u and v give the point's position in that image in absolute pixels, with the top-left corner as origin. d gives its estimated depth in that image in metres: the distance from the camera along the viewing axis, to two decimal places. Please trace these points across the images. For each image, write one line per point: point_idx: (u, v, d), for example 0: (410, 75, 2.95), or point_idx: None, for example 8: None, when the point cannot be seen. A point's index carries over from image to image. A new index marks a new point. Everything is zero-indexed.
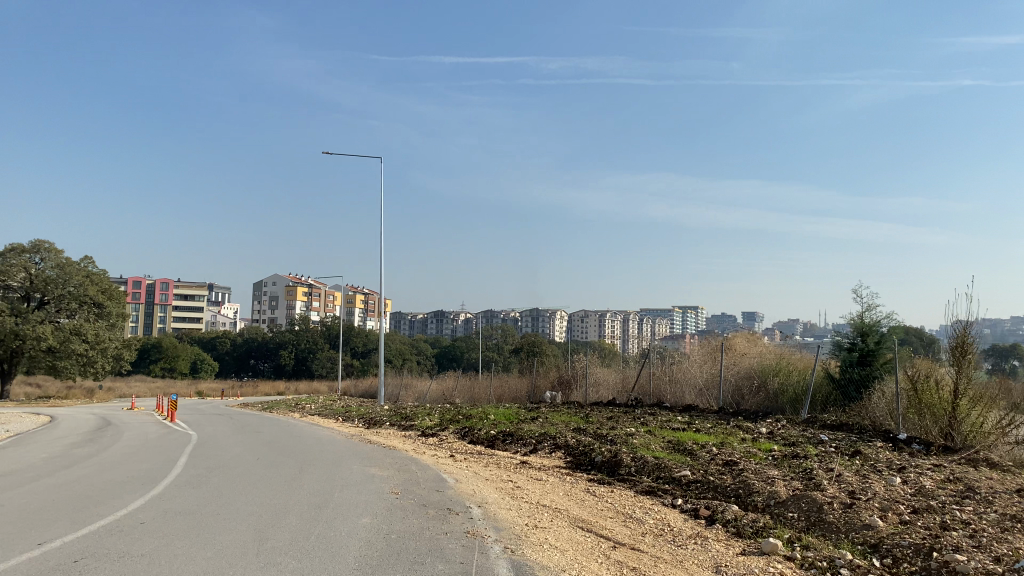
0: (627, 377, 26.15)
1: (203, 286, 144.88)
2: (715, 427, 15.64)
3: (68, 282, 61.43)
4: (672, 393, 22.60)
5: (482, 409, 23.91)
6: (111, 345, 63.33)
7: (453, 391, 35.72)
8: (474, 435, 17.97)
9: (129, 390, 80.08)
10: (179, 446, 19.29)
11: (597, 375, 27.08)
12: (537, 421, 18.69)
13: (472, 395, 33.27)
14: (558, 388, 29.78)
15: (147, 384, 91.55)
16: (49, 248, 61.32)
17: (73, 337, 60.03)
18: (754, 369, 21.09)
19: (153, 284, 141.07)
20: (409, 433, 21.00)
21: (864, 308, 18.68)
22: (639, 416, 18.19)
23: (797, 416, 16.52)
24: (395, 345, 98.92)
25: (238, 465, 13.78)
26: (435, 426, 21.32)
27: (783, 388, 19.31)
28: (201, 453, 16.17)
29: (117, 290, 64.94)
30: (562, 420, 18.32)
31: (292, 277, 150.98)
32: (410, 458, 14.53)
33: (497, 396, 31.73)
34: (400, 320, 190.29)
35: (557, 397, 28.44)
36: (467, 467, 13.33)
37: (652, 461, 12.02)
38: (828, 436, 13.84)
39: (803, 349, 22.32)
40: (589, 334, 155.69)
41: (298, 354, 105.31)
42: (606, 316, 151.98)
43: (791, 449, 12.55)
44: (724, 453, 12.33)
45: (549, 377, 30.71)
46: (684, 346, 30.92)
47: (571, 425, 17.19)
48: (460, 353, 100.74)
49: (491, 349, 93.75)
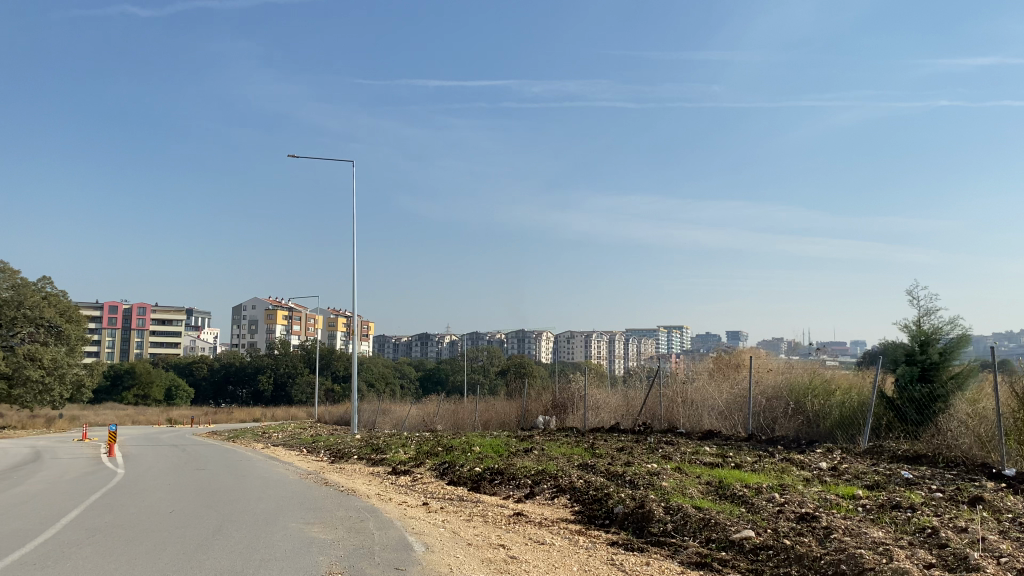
0: (631, 399, 22.85)
1: (181, 310, 140.56)
2: (759, 461, 12.35)
3: (22, 304, 57.33)
4: (686, 417, 19.41)
5: (464, 438, 20.56)
6: (70, 372, 59.33)
7: (435, 417, 32.22)
8: (455, 474, 14.64)
9: (95, 419, 75.71)
10: (98, 486, 15.92)
11: (596, 397, 23.74)
12: (531, 454, 15.39)
13: (455, 421, 29.91)
14: (551, 413, 26.48)
15: (116, 412, 87.11)
16: (4, 268, 57.53)
17: (27, 363, 55.99)
18: (785, 388, 17.92)
19: (130, 309, 136.74)
20: (378, 469, 17.64)
21: (920, 312, 15.49)
22: (656, 447, 14.98)
23: (856, 445, 13.41)
24: (377, 369, 95.20)
25: (134, 523, 10.27)
26: (409, 460, 17.96)
27: (826, 412, 16.13)
28: (110, 501, 12.80)
29: (77, 312, 61.00)
30: (562, 452, 15.05)
31: (274, 300, 147.00)
32: (370, 509, 11.16)
33: (483, 422, 28.27)
34: (384, 344, 186.76)
35: (550, 423, 25.16)
36: (442, 523, 9.92)
37: (696, 516, 8.75)
38: (913, 473, 10.63)
39: (840, 366, 19.13)
40: (576, 355, 152.57)
41: (277, 379, 101.60)
42: (592, 337, 148.90)
43: (880, 493, 9.26)
44: (791, 501, 9.04)
45: (541, 401, 27.29)
46: (688, 364, 27.71)
47: (573, 459, 13.87)
48: (445, 377, 97.19)
49: (476, 370, 90.35)
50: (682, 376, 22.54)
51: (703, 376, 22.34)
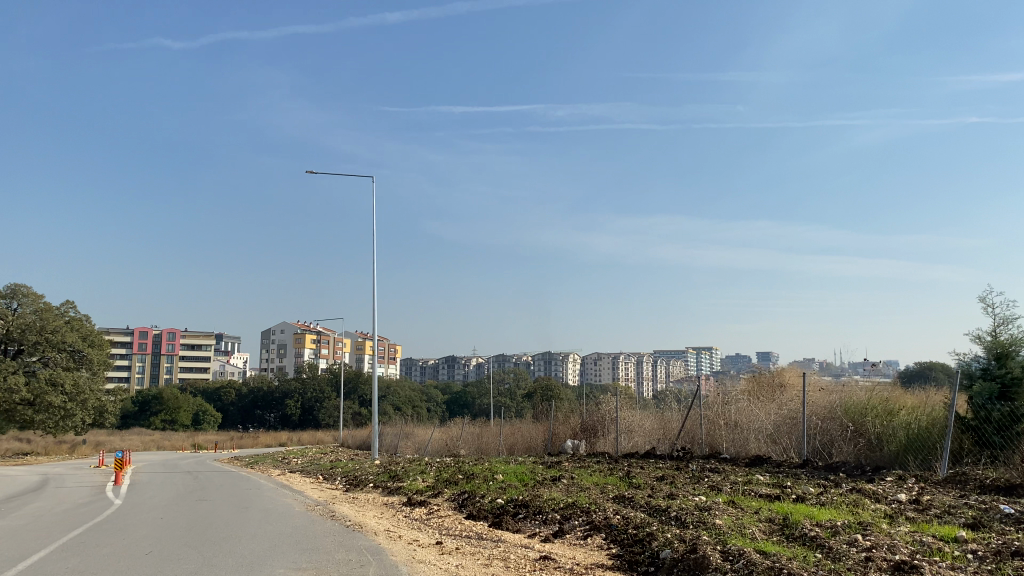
0: (667, 421, 21.18)
1: (209, 335, 140.64)
2: (824, 492, 10.66)
3: (44, 328, 56.78)
4: (731, 441, 17.73)
5: (487, 466, 19.03)
6: (92, 397, 58.64)
7: (457, 442, 30.65)
8: (476, 507, 13.10)
9: (120, 445, 74.91)
10: (86, 519, 14.60)
11: (629, 420, 22.07)
12: (560, 483, 13.83)
13: (479, 446, 28.32)
14: (580, 437, 24.83)
15: (142, 437, 86.33)
16: (27, 292, 57.15)
17: (48, 389, 55.30)
18: (841, 407, 16.25)
19: (160, 334, 136.94)
20: (392, 500, 16.18)
21: (996, 322, 13.74)
22: (701, 476, 13.34)
23: (934, 474, 11.70)
24: (404, 392, 93.74)
25: (97, 570, 8.86)
26: (427, 490, 16.47)
27: (891, 435, 14.41)
28: (87, 539, 11.44)
29: (100, 336, 60.41)
30: (594, 482, 13.48)
31: (301, 325, 146.67)
32: (375, 550, 9.69)
33: (508, 447, 26.66)
34: (411, 367, 185.81)
35: (580, 447, 23.55)
36: (455, 570, 8.39)
37: (763, 563, 7.16)
38: (1015, 509, 8.89)
39: (899, 384, 17.35)
40: (603, 377, 150.48)
41: (304, 404, 100.70)
42: (620, 359, 146.50)
43: (990, 535, 7.57)
44: (880, 544, 7.40)
45: (569, 424, 25.62)
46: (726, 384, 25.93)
47: (608, 490, 12.27)
48: (472, 400, 95.55)
49: (503, 393, 88.62)
50: (721, 395, 20.91)
51: (746, 397, 20.60)
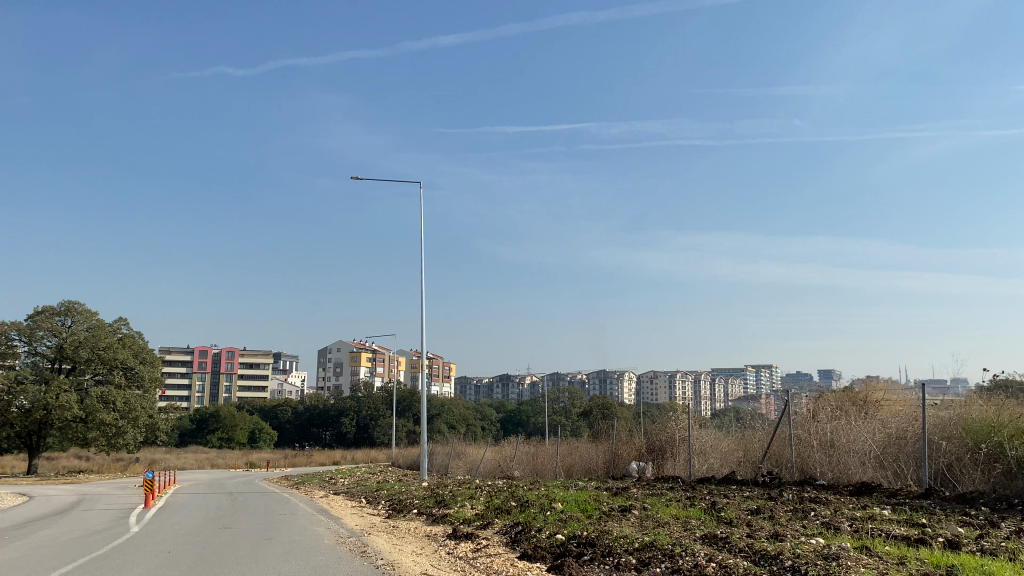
0: (747, 442, 18.73)
1: (267, 354, 141.39)
2: (983, 536, 8.26)
3: (96, 345, 56.45)
4: (830, 467, 15.25)
5: (543, 492, 16.88)
6: (143, 416, 57.97)
7: (511, 462, 28.58)
8: (532, 544, 10.93)
9: (176, 463, 74.49)
10: (83, 556, 12.75)
11: (702, 440, 19.69)
12: (630, 516, 11.57)
13: (533, 467, 26.18)
14: (646, 459, 22.49)
15: (198, 455, 86.05)
16: (81, 309, 57.06)
17: (100, 406, 54.83)
18: (962, 427, 13.77)
19: (219, 352, 138.12)
20: (435, 532, 14.10)
21: None
22: (805, 510, 10.98)
23: None
24: (458, 410, 92.14)
25: None
26: (475, 520, 14.36)
27: None
28: None
29: (152, 353, 59.88)
30: (675, 516, 11.25)
31: (357, 343, 146.63)
32: None
33: (565, 469, 24.45)
34: (466, 386, 184.71)
35: (646, 470, 21.29)
36: None
37: None
38: None
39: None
40: (660, 397, 146.31)
41: (360, 422, 99.79)
42: (676, 377, 142.92)
43: None
44: None
45: (632, 444, 23.26)
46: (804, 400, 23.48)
47: (695, 527, 10.00)
48: (526, 418, 93.47)
49: (558, 412, 86.39)
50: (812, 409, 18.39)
51: (842, 412, 18.04)
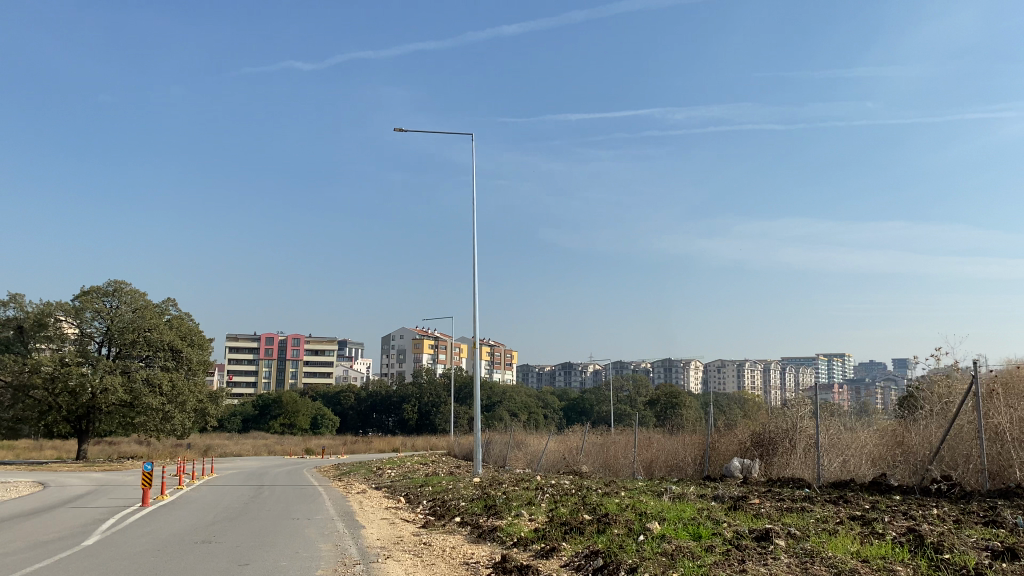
0: (897, 435, 14.21)
1: (332, 340, 139.77)
2: None
3: (142, 327, 54.18)
4: None
5: (626, 499, 12.46)
6: (191, 399, 55.71)
7: (580, 454, 24.39)
8: None
9: (232, 449, 72.65)
10: None
11: (833, 432, 15.13)
12: (788, 556, 7.19)
13: (606, 461, 21.94)
14: (750, 456, 17.96)
15: (256, 441, 84.22)
16: (129, 290, 54.76)
17: (146, 389, 52.52)
18: None
19: (285, 339, 136.94)
20: (474, 558, 9.96)
21: None
22: None
23: None
24: (519, 398, 88.45)
25: None
26: (539, 539, 10.15)
27: None
28: None
29: (199, 335, 57.70)
30: (870, 555, 6.87)
31: (420, 330, 144.04)
32: None
33: (646, 466, 20.15)
34: (528, 373, 181.22)
35: (753, 470, 16.92)
36: None
37: None
38: None
39: None
40: (728, 385, 140.03)
41: (421, 408, 96.94)
42: (745, 365, 135.73)
43: None
44: None
45: (732, 436, 18.76)
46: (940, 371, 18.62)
47: None
48: (590, 408, 89.86)
49: (624, 400, 81.88)
50: (983, 372, 13.64)
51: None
